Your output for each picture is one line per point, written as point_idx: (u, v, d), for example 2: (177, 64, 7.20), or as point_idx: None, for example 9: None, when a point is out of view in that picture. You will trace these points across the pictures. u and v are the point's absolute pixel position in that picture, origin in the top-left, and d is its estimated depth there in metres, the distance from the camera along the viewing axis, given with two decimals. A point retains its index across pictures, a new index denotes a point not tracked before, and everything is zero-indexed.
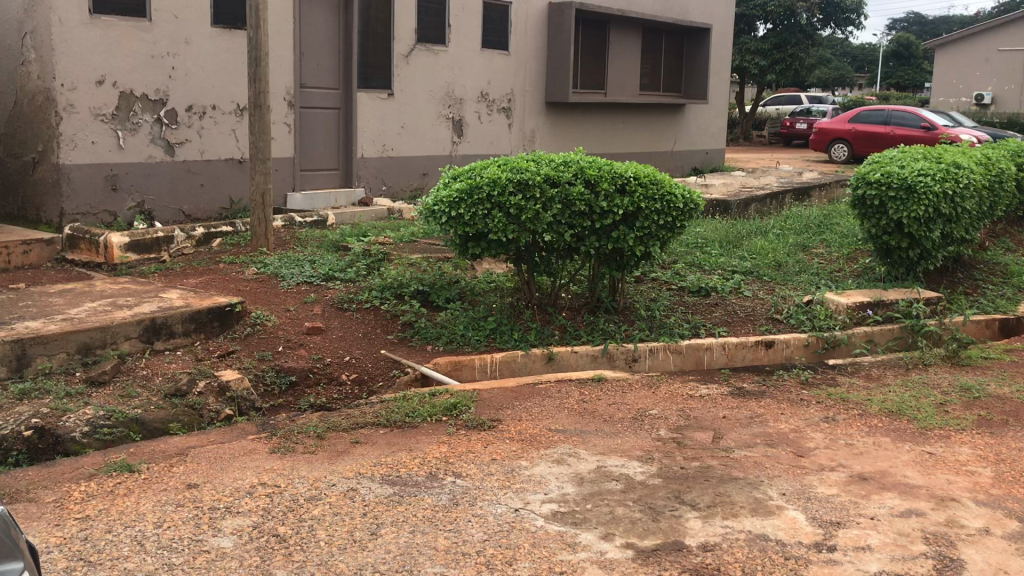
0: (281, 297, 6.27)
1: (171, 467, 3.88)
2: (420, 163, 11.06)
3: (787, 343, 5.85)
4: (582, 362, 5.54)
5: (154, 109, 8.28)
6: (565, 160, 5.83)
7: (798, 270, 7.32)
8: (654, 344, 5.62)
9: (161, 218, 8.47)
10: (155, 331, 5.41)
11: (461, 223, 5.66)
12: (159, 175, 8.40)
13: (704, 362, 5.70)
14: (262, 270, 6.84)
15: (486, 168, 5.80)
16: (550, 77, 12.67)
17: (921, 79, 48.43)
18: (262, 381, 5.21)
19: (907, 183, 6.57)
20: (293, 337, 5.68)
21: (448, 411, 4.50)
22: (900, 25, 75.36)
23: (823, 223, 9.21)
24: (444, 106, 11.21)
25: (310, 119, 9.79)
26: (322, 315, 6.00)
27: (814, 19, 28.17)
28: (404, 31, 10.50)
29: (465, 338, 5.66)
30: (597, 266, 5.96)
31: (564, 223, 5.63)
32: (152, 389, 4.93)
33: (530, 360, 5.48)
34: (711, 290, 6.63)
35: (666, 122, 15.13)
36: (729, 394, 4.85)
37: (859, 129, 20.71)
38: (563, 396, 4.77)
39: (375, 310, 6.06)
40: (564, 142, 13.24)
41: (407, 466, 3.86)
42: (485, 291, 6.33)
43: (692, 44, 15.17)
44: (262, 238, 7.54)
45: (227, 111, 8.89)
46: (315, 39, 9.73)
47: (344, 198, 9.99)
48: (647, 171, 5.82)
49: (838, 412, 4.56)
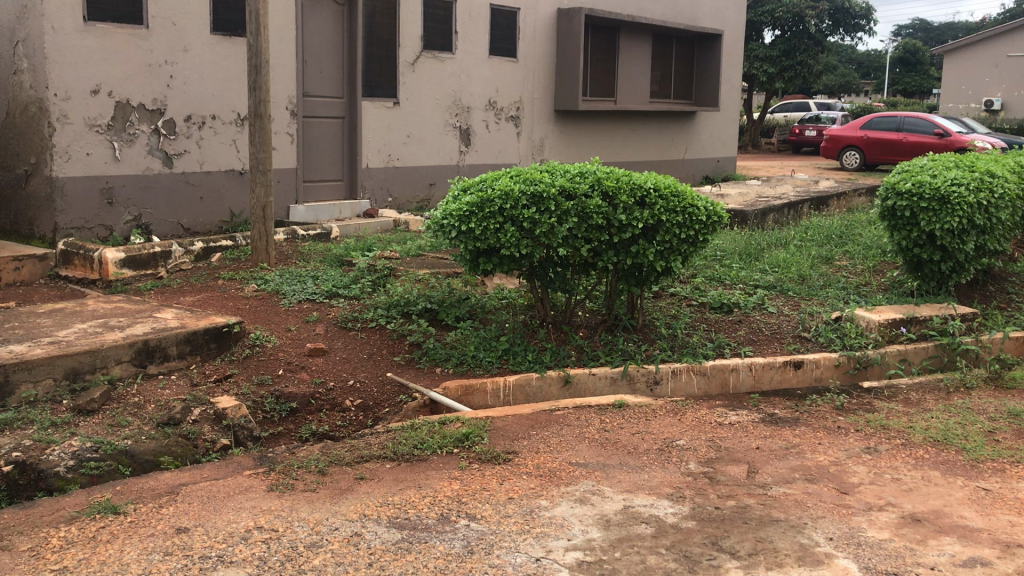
0: (282, 315, 5.97)
1: (159, 507, 3.56)
2: (427, 173, 10.75)
3: (816, 363, 5.51)
4: (601, 386, 5.23)
5: (151, 119, 7.99)
6: (581, 170, 5.51)
7: (823, 284, 6.99)
8: (677, 366, 5.31)
9: (158, 232, 8.17)
10: (149, 355, 5.11)
11: (472, 238, 5.34)
12: (157, 188, 8.11)
13: (729, 384, 5.38)
14: (262, 288, 6.54)
15: (498, 180, 5.49)
16: (559, 84, 12.38)
17: (929, 86, 48.09)
18: (260, 408, 4.91)
19: (940, 194, 6.24)
20: (293, 359, 5.38)
21: (459, 442, 4.18)
22: (906, 31, 74.99)
23: (845, 234, 8.88)
24: (450, 115, 10.92)
25: (314, 129, 9.49)
26: (325, 335, 5.70)
27: (824, 26, 27.80)
28: (410, 37, 10.21)
29: (475, 359, 5.34)
30: (615, 281, 5.64)
31: (580, 237, 5.31)
32: (144, 417, 4.63)
33: (546, 383, 5.16)
34: (733, 306, 6.31)
35: (677, 129, 14.82)
36: (760, 422, 4.52)
37: (871, 136, 20.31)
38: (582, 424, 4.45)
39: (380, 330, 5.74)
40: (573, 150, 12.94)
41: (416, 507, 3.53)
42: (496, 308, 6.01)
43: (703, 50, 14.87)
44: (263, 252, 7.23)
45: (228, 121, 8.60)
46: (318, 46, 9.44)
47: (348, 210, 9.70)
48: (667, 182, 5.50)
49: (880, 442, 4.23)
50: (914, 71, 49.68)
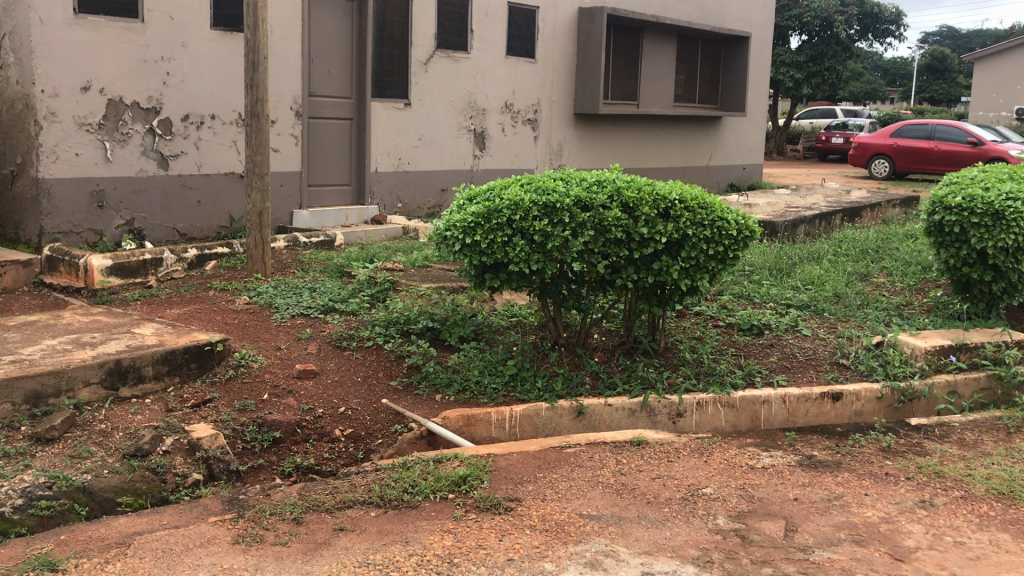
0: (272, 332, 5.51)
1: (104, 564, 3.09)
2: (439, 178, 10.28)
3: (857, 395, 5.00)
4: (618, 418, 4.73)
5: (145, 118, 7.56)
6: (599, 179, 5.01)
7: (860, 304, 6.46)
8: (703, 397, 4.80)
9: (152, 237, 7.74)
10: (121, 376, 4.64)
11: (477, 253, 4.84)
12: (151, 191, 7.68)
13: (760, 417, 4.87)
14: (254, 300, 6.07)
15: (507, 188, 5.00)
16: (579, 87, 11.88)
17: (957, 93, 47.24)
18: (240, 438, 4.43)
19: (994, 208, 5.67)
20: (280, 383, 4.91)
21: (455, 486, 3.69)
22: (933, 37, 73.95)
23: (880, 249, 8.34)
24: (465, 117, 10.45)
25: (320, 130, 9.04)
26: (317, 355, 5.23)
27: (852, 32, 27.15)
28: (423, 36, 9.75)
29: (480, 386, 4.84)
30: (634, 300, 5.15)
31: (597, 252, 4.81)
32: (109, 448, 4.16)
33: (557, 414, 4.66)
34: (764, 328, 5.80)
35: (701, 135, 14.28)
36: (797, 466, 4.00)
37: (901, 145, 19.66)
38: (596, 466, 3.95)
39: (377, 350, 5.26)
40: (592, 156, 12.44)
41: (400, 568, 3.04)
42: (504, 328, 5.51)
43: (730, 54, 14.32)
44: (258, 262, 6.76)
45: (228, 121, 8.17)
46: (326, 45, 8.99)
47: (355, 216, 9.24)
48: (694, 193, 5.00)
49: (936, 494, 3.69)
50: (941, 78, 48.83)
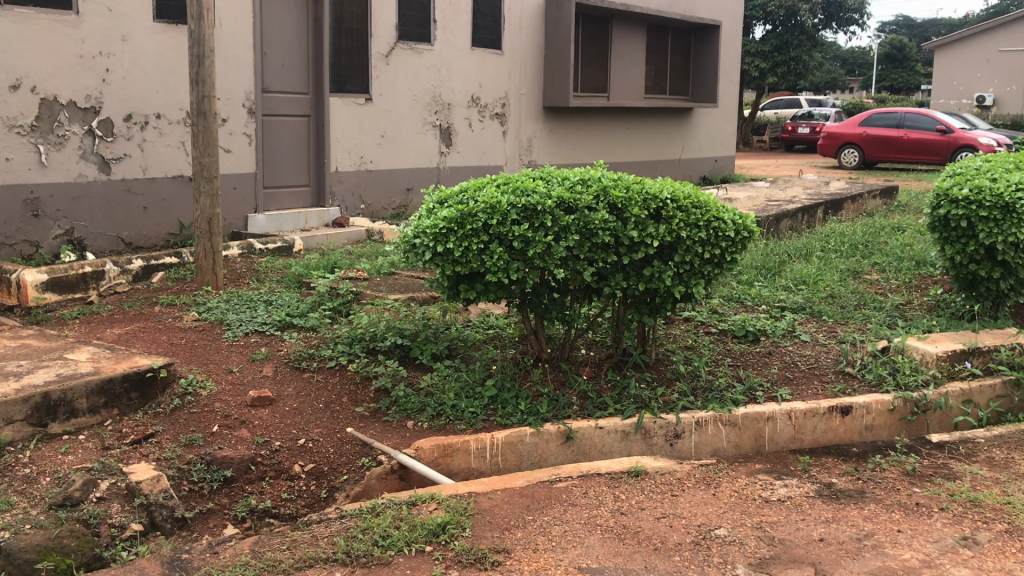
0: (224, 353, 4.99)
1: None
2: (404, 176, 9.77)
3: (867, 408, 4.59)
4: (609, 442, 4.27)
5: (84, 118, 6.97)
6: (582, 177, 4.54)
7: (857, 305, 6.06)
8: (702, 416, 4.36)
9: (94, 247, 7.16)
10: (50, 411, 4.09)
11: (450, 262, 4.35)
12: (92, 197, 7.09)
13: (765, 436, 4.45)
14: (204, 317, 5.54)
15: (481, 189, 4.52)
16: (548, 79, 11.42)
17: (916, 82, 47.51)
18: (186, 478, 3.92)
19: (1004, 200, 5.26)
20: (231, 412, 4.40)
21: (433, 536, 3.20)
22: (890, 27, 74.50)
23: (869, 242, 7.98)
24: (430, 112, 9.94)
25: (276, 128, 8.48)
26: (274, 379, 4.72)
27: (816, 21, 26.94)
28: (383, 27, 9.22)
29: (456, 411, 4.35)
30: (623, 309, 4.69)
31: (581, 258, 4.36)
32: (33, 496, 3.62)
33: (543, 440, 4.19)
34: (761, 334, 5.38)
35: (673, 126, 13.88)
36: (816, 498, 3.56)
37: (870, 134, 19.34)
38: (593, 504, 3.48)
39: (341, 371, 4.76)
40: (562, 150, 11.99)
41: None
42: (480, 342, 5.03)
43: (701, 43, 13.91)
44: (209, 273, 6.21)
45: (175, 120, 7.60)
46: (280, 38, 8.43)
47: (315, 219, 8.71)
48: (687, 190, 4.55)
49: (977, 528, 3.26)
50: (900, 66, 49.06)
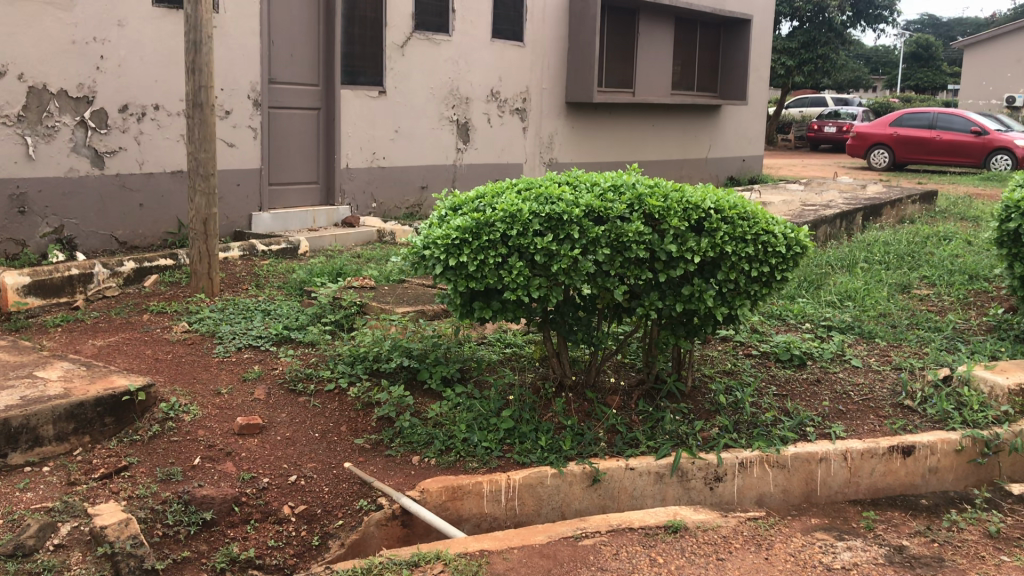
0: (213, 372, 4.50)
1: None
2: (419, 173, 9.28)
3: (931, 448, 4.06)
4: (641, 485, 3.76)
5: (75, 109, 6.51)
6: (614, 183, 4.04)
7: (910, 324, 5.53)
8: (747, 456, 3.85)
9: (86, 246, 6.69)
10: (10, 439, 3.59)
11: (464, 277, 3.85)
12: (84, 193, 6.63)
13: (816, 480, 3.93)
14: (195, 328, 5.05)
15: (500, 195, 4.03)
16: (571, 73, 10.89)
17: (942, 81, 46.60)
18: (159, 522, 3.41)
19: None
20: (216, 443, 3.91)
21: None
22: (915, 26, 73.40)
23: (914, 253, 7.42)
24: (447, 106, 9.44)
25: (283, 122, 8.00)
26: (265, 403, 4.23)
27: (844, 18, 26.30)
28: (399, 17, 8.72)
29: (468, 446, 3.84)
30: (657, 331, 4.17)
31: (613, 275, 3.85)
32: None
33: (565, 482, 3.69)
34: (807, 358, 4.86)
35: (700, 124, 13.32)
36: (887, 565, 3.05)
37: (901, 135, 18.65)
38: (626, 569, 2.97)
39: (340, 396, 4.28)
40: (585, 147, 11.46)
41: None
42: (496, 364, 4.53)
43: (730, 38, 13.34)
44: (203, 278, 5.73)
45: (174, 111, 7.13)
46: (289, 26, 7.94)
47: (323, 218, 8.23)
48: (732, 199, 4.04)
49: None
50: (926, 65, 48.18)
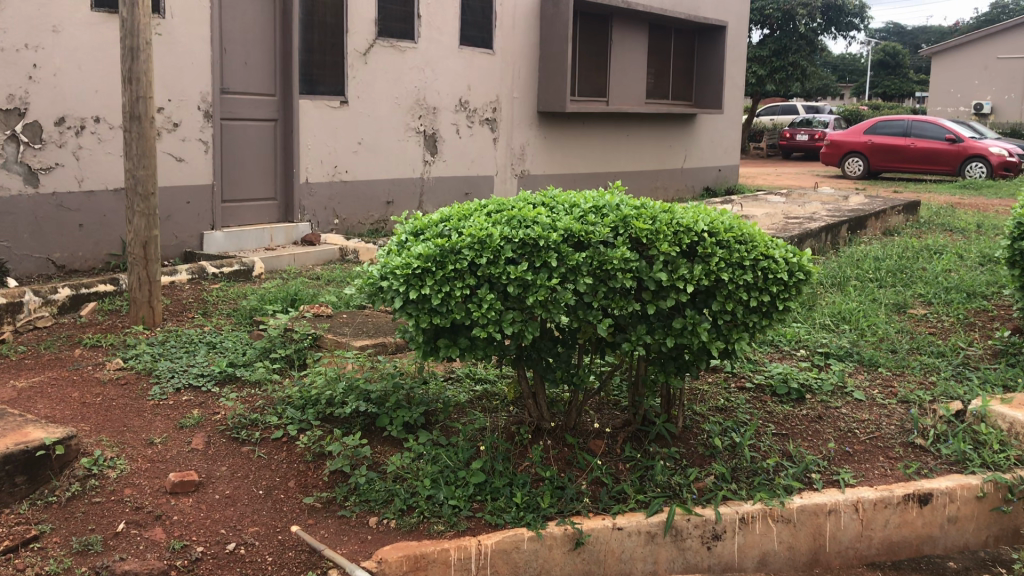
0: (146, 418, 4.00)
1: None
2: (383, 188, 8.80)
3: (950, 495, 3.65)
4: (630, 546, 3.32)
5: (6, 121, 5.98)
6: (596, 204, 3.61)
7: (910, 349, 5.14)
8: (748, 510, 3.43)
9: (19, 270, 6.14)
10: None
11: (426, 312, 3.38)
12: (16, 213, 6.09)
13: (825, 534, 3.52)
14: (130, 365, 4.55)
15: (467, 219, 3.58)
16: (543, 81, 10.47)
17: (909, 88, 46.74)
18: None
19: None
20: (144, 504, 3.40)
21: None
22: (881, 34, 73.91)
23: (904, 267, 7.07)
24: (413, 116, 8.97)
25: (238, 134, 7.50)
26: (204, 454, 3.74)
27: (815, 25, 26.20)
28: (361, 22, 8.26)
29: (433, 505, 3.37)
30: (644, 368, 3.72)
31: (596, 308, 3.40)
32: None
33: (544, 546, 3.24)
34: (804, 391, 4.44)
35: (676, 133, 12.96)
36: None
37: (876, 142, 18.22)
38: None
39: (288, 444, 3.81)
40: (558, 157, 11.05)
41: None
42: (464, 406, 4.08)
43: (705, 45, 12.99)
44: (143, 307, 5.22)
45: (117, 124, 6.61)
46: (243, 32, 7.45)
47: (281, 236, 7.74)
48: (727, 221, 3.61)
49: None
50: (894, 73, 48.32)
